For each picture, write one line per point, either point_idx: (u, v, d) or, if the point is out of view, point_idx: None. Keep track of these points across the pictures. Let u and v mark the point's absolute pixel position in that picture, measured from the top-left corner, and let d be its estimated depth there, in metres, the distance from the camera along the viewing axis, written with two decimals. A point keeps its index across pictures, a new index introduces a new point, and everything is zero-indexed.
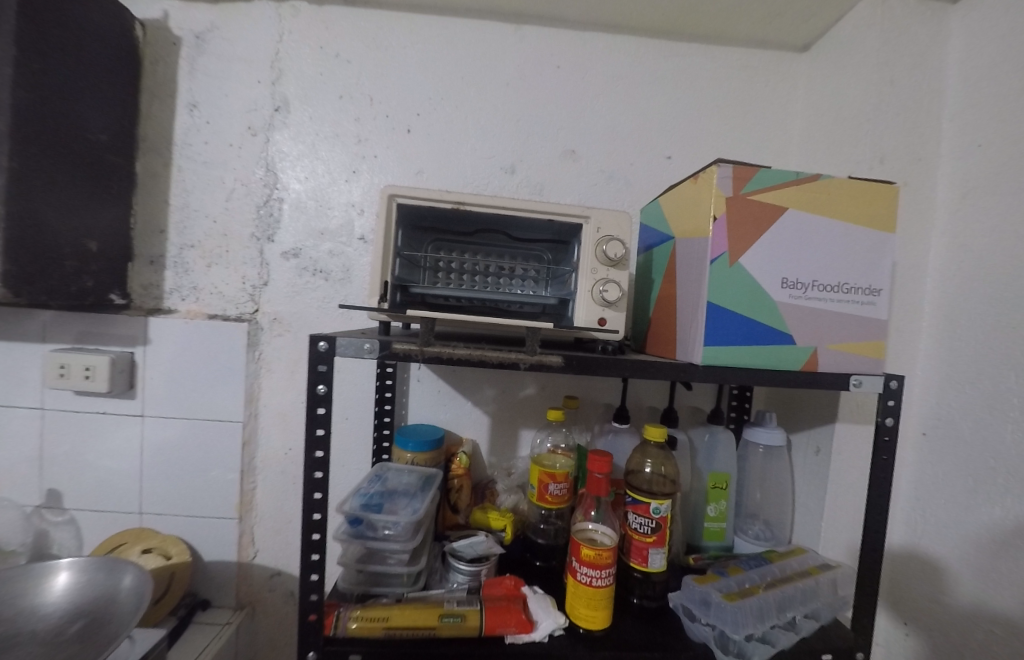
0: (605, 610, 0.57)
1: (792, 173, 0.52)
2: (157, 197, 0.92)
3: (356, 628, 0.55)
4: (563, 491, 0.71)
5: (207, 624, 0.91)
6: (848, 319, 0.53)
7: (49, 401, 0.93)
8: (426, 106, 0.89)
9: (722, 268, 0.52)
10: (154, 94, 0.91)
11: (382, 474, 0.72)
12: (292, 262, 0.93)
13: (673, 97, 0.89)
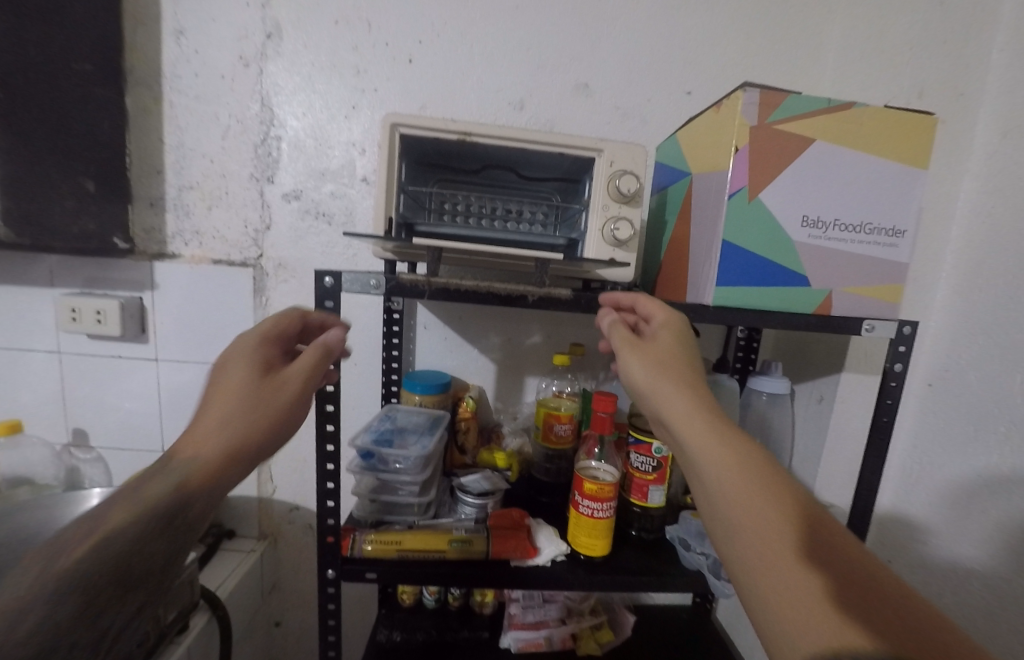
0: (604, 539, 0.60)
1: (823, 100, 0.48)
2: (149, 134, 0.88)
3: (372, 549, 0.59)
4: (567, 432, 0.73)
5: (234, 551, 0.98)
6: (868, 261, 0.52)
7: (65, 346, 0.95)
8: (428, 32, 0.83)
9: (741, 203, 0.50)
10: (138, 19, 0.84)
11: (391, 414, 0.75)
12: (293, 205, 0.90)
13: (699, 19, 0.81)
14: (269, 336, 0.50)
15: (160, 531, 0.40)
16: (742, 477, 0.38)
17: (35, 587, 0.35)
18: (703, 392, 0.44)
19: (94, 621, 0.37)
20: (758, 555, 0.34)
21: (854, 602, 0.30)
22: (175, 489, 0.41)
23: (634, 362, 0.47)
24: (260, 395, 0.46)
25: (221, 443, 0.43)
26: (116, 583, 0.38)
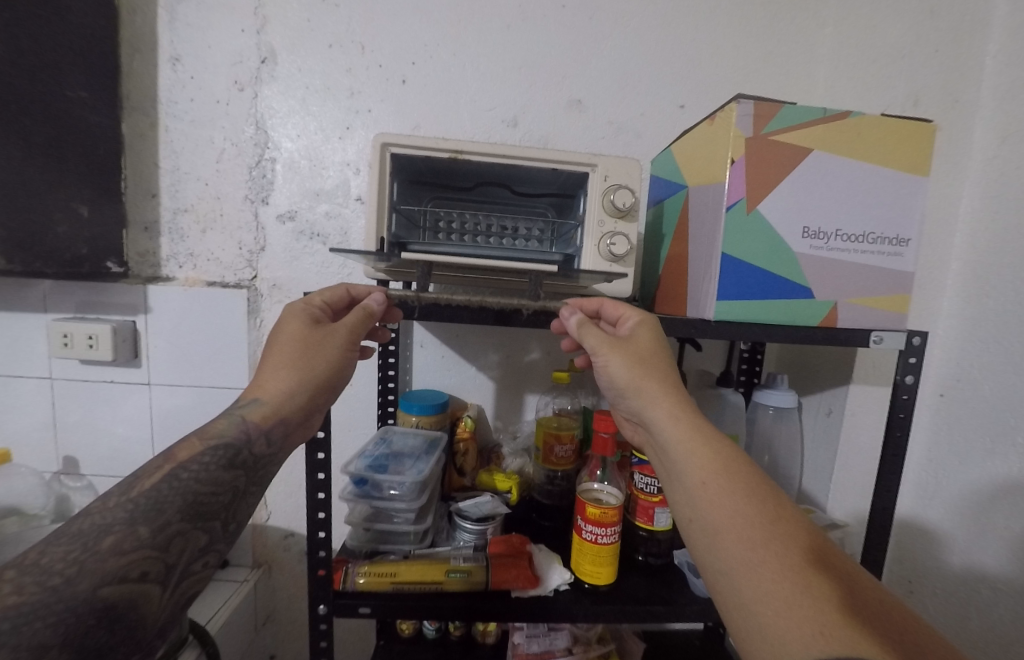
0: (610, 567, 0.57)
1: (818, 110, 0.48)
2: (145, 159, 0.88)
3: (365, 582, 0.57)
4: (568, 453, 0.71)
5: (227, 581, 0.95)
6: (872, 271, 0.50)
7: (56, 371, 0.93)
8: (422, 54, 0.83)
9: (739, 216, 0.49)
10: (135, 47, 0.85)
11: (387, 437, 0.72)
12: (288, 226, 0.90)
13: (690, 35, 0.82)
14: (324, 305, 0.55)
15: (227, 464, 0.44)
16: (724, 481, 0.40)
17: (118, 506, 0.38)
18: (680, 392, 0.46)
19: (166, 545, 0.38)
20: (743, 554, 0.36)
21: (826, 592, 0.33)
22: (243, 423, 0.46)
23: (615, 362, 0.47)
24: (312, 348, 0.51)
25: (282, 389, 0.50)
26: (186, 511, 0.40)
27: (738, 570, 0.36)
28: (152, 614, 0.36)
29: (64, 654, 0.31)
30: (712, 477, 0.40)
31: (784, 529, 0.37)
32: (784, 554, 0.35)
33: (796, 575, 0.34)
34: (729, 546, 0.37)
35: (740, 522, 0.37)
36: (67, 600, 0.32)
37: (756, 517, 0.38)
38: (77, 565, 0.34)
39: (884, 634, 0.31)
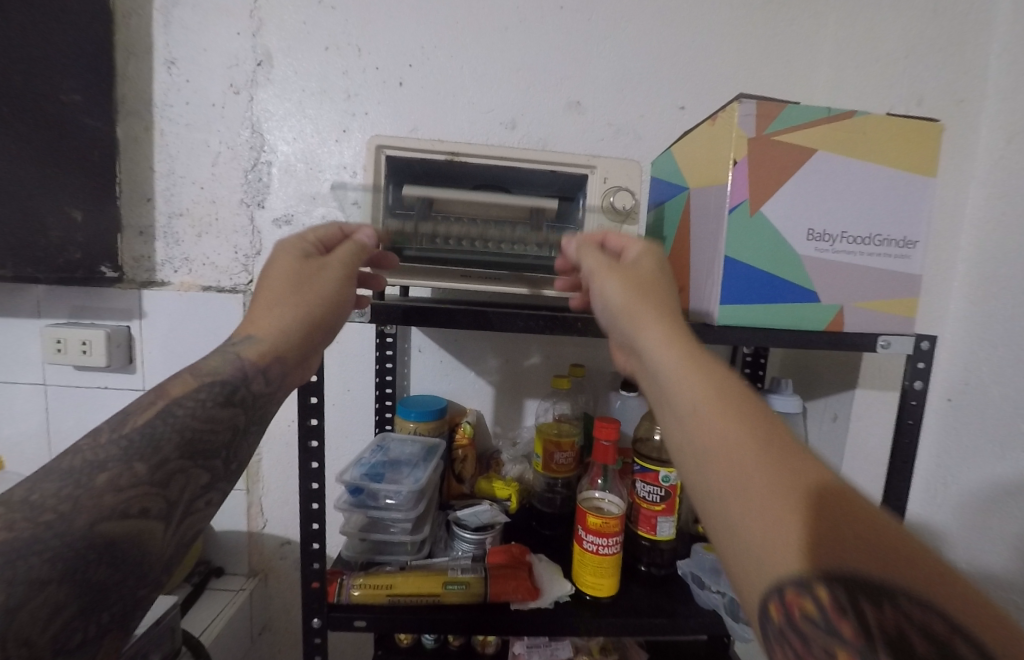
0: (611, 578, 0.56)
1: (822, 110, 0.47)
2: (139, 163, 0.87)
3: (360, 594, 0.55)
4: (568, 460, 0.70)
5: (222, 590, 0.93)
6: (879, 274, 0.49)
7: (50, 377, 0.92)
8: (419, 56, 0.82)
9: (742, 218, 0.48)
10: (129, 50, 0.83)
11: (384, 444, 0.71)
12: (284, 230, 0.88)
13: (690, 36, 0.81)
14: (317, 242, 0.52)
15: (223, 402, 0.41)
16: (713, 394, 0.32)
17: (111, 441, 0.35)
18: (679, 320, 0.39)
19: (165, 483, 0.35)
20: (726, 472, 0.28)
21: (832, 517, 0.24)
22: (239, 361, 0.43)
23: (611, 286, 0.44)
24: (304, 280, 0.47)
25: (277, 326, 0.46)
26: (183, 448, 0.37)
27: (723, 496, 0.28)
28: (155, 549, 0.34)
29: (64, 590, 0.28)
30: (700, 390, 0.32)
31: (786, 449, 0.28)
32: (781, 473, 0.27)
33: (792, 496, 0.25)
34: (711, 465, 0.29)
35: (726, 436, 0.29)
36: (63, 536, 0.29)
37: (748, 433, 0.29)
38: (72, 501, 0.31)
39: (906, 569, 0.22)
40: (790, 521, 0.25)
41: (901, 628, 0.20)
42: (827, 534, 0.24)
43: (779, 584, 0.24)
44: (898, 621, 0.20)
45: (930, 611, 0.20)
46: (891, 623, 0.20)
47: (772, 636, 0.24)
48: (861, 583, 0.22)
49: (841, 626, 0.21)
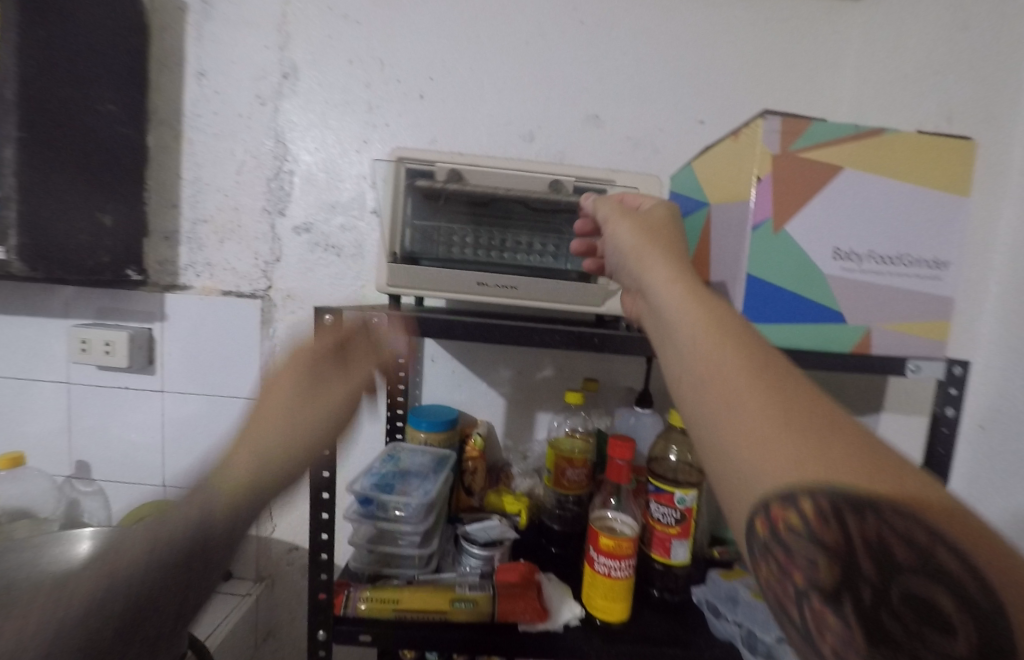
0: (623, 603, 0.54)
1: (850, 127, 0.46)
2: (168, 171, 0.90)
3: (367, 608, 0.54)
4: (580, 477, 0.68)
5: (229, 594, 0.93)
6: (909, 296, 0.48)
7: (74, 376, 0.94)
8: (440, 69, 0.84)
9: (765, 236, 0.47)
10: (163, 63, 0.87)
11: (394, 454, 0.71)
12: (303, 237, 0.90)
13: (711, 51, 0.81)
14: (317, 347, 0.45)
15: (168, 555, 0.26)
16: (710, 322, 0.30)
17: None
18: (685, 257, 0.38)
19: None
20: (719, 396, 0.27)
21: (824, 436, 0.24)
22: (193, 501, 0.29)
23: (621, 232, 0.43)
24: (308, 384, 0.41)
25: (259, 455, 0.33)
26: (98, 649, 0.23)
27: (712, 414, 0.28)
28: None
29: None
30: (699, 316, 0.31)
31: (780, 371, 0.27)
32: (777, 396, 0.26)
33: (786, 417, 0.25)
34: (704, 392, 0.28)
35: (721, 362, 0.28)
36: None
37: (747, 360, 0.28)
38: None
39: (888, 483, 0.22)
40: (776, 438, 0.25)
41: (882, 538, 0.21)
42: (819, 452, 0.24)
43: (768, 500, 0.24)
44: (880, 530, 0.22)
45: (910, 520, 0.21)
46: (870, 530, 0.22)
47: (756, 547, 0.26)
48: (846, 494, 0.22)
49: (826, 537, 0.23)
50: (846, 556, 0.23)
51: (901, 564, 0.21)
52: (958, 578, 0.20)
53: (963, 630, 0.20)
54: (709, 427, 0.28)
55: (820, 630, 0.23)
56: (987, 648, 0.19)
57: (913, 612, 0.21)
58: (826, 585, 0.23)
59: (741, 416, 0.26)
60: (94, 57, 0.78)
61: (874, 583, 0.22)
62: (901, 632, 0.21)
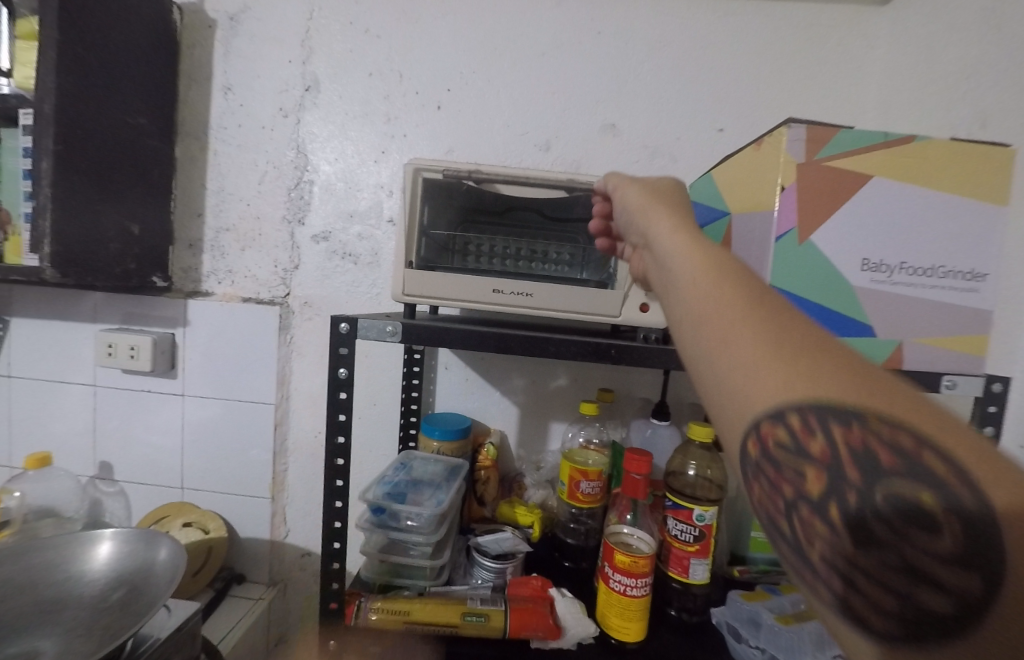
0: (639, 622, 0.53)
1: (879, 134, 0.45)
2: (194, 180, 0.92)
3: (377, 619, 0.54)
4: (596, 490, 0.66)
5: (242, 598, 0.93)
6: (944, 309, 0.46)
7: (100, 379, 0.96)
8: (457, 80, 0.84)
9: (789, 247, 0.45)
10: (191, 78, 0.91)
11: (407, 462, 0.70)
12: (322, 246, 0.91)
13: (731, 60, 0.80)
14: None
15: None
16: (708, 261, 0.30)
17: None
18: (690, 213, 0.38)
19: None
20: (710, 328, 0.27)
21: (814, 357, 0.24)
22: None
23: (632, 194, 0.44)
24: None
25: None
26: None
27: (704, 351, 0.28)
28: None
29: None
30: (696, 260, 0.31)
31: (776, 301, 0.27)
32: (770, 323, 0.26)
33: (775, 340, 0.25)
34: (698, 324, 0.28)
35: (716, 296, 0.28)
36: None
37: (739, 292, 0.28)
38: None
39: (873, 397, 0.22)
40: (764, 364, 0.24)
41: (866, 443, 0.21)
42: (807, 370, 0.23)
43: (756, 420, 0.24)
44: (863, 436, 0.21)
45: (897, 425, 0.20)
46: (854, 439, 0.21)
47: (748, 468, 0.26)
48: (830, 406, 0.22)
49: (810, 448, 0.22)
50: (832, 465, 0.22)
51: (886, 468, 0.20)
52: (944, 477, 0.19)
53: (952, 529, 0.18)
54: (702, 358, 0.28)
55: (807, 540, 0.22)
56: (978, 548, 0.18)
57: (898, 515, 0.19)
58: (813, 495, 0.22)
59: (732, 341, 0.26)
60: (127, 72, 0.81)
61: (860, 488, 0.21)
62: (887, 533, 0.20)
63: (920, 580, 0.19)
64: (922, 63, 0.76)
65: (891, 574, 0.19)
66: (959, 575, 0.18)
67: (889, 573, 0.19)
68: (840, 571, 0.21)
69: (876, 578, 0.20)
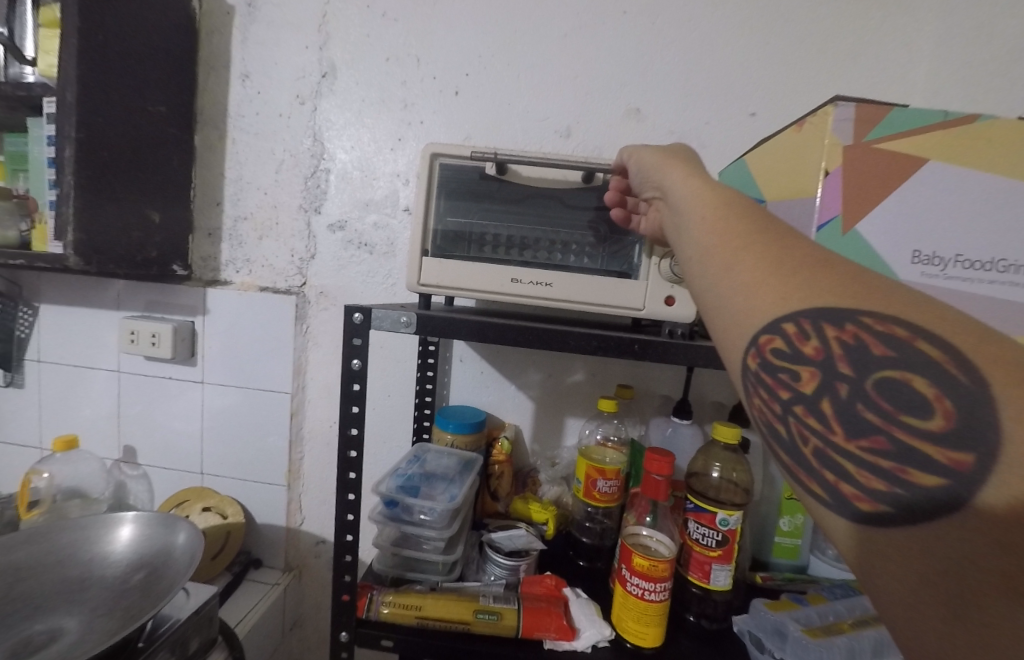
0: (657, 627, 0.51)
1: (938, 113, 0.41)
2: (213, 169, 0.92)
3: (389, 613, 0.54)
4: (613, 489, 0.64)
5: (259, 583, 0.95)
6: (1010, 306, 0.42)
7: (124, 365, 0.98)
8: (477, 64, 0.82)
9: (830, 236, 0.44)
10: (209, 65, 0.90)
11: (421, 455, 0.69)
12: (338, 235, 0.90)
13: (766, 40, 0.75)
14: None
15: None
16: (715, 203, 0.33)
17: None
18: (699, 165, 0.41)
19: None
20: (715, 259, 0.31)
21: (811, 276, 0.27)
22: None
23: (645, 155, 0.46)
24: None
25: None
26: None
27: (712, 281, 0.31)
28: None
29: None
30: (703, 204, 0.34)
31: (777, 231, 0.30)
32: (770, 250, 0.29)
33: (774, 264, 0.28)
34: (705, 257, 0.32)
35: (720, 231, 0.32)
36: None
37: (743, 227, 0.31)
38: None
39: (865, 299, 0.25)
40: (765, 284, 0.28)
41: (858, 339, 0.24)
42: (804, 285, 0.27)
43: (757, 336, 0.28)
44: (855, 333, 0.24)
45: (888, 322, 0.24)
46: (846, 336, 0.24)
47: (749, 384, 0.29)
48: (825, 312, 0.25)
49: (805, 351, 0.25)
50: (827, 365, 0.25)
51: (876, 358, 0.23)
52: (936, 362, 0.21)
53: (943, 407, 0.21)
54: (709, 287, 0.31)
55: (802, 437, 0.25)
56: (968, 422, 0.20)
57: (890, 401, 0.22)
58: (808, 393, 0.25)
59: (735, 268, 0.29)
60: (147, 60, 0.81)
61: (852, 381, 0.24)
62: (879, 417, 0.23)
63: (911, 458, 0.21)
64: (973, 43, 0.71)
65: (881, 455, 0.22)
66: (950, 448, 0.20)
67: (879, 456, 0.22)
68: (834, 461, 0.23)
69: (867, 459, 0.22)
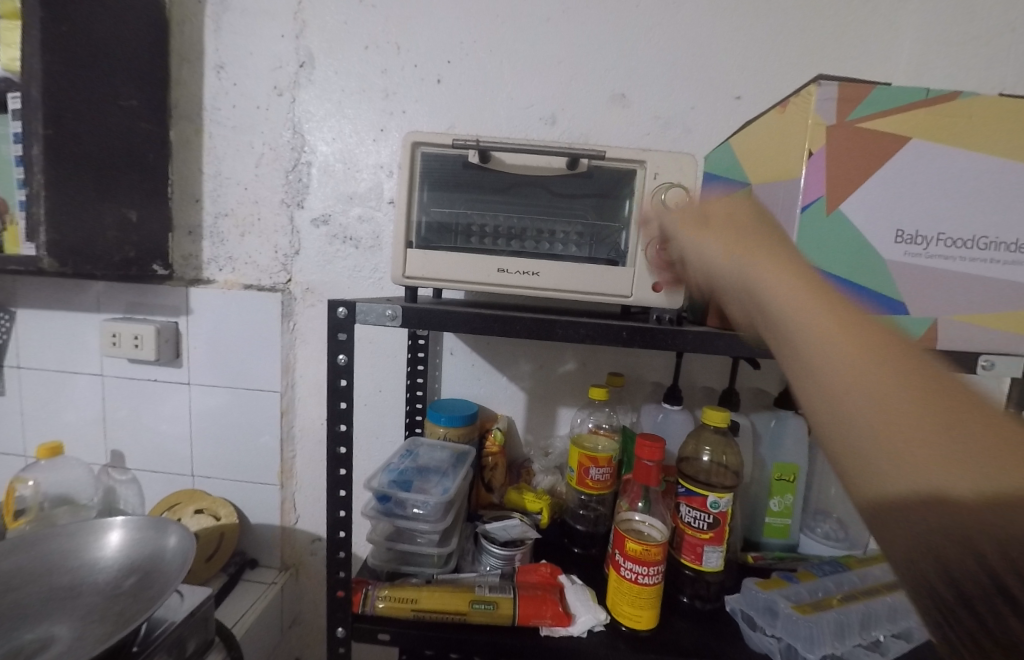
0: (650, 610, 0.52)
1: (921, 91, 0.41)
2: (190, 165, 0.90)
3: (385, 607, 0.54)
4: (605, 476, 0.65)
5: (255, 582, 0.94)
6: (987, 283, 0.44)
7: (107, 369, 0.96)
8: (458, 51, 0.80)
9: (816, 217, 0.44)
10: (182, 57, 0.87)
11: (413, 450, 0.69)
12: (322, 229, 0.89)
13: (749, 22, 0.75)
14: None
15: None
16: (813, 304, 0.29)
17: None
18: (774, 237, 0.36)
19: None
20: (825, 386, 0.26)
21: (953, 423, 0.22)
22: None
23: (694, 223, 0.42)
24: None
25: None
26: None
27: (828, 413, 0.26)
28: None
29: None
30: (798, 303, 0.29)
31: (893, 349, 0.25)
32: (929, 385, 0.24)
33: (909, 409, 0.23)
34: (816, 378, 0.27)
35: (828, 341, 0.27)
36: None
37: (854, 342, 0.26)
38: None
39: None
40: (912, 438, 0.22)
41: None
42: (956, 444, 0.21)
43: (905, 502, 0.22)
44: None
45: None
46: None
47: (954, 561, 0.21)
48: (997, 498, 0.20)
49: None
50: None
51: None
52: None
53: None
54: (825, 419, 0.26)
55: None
56: None
57: None
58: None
59: (868, 409, 0.24)
60: (117, 52, 0.78)
61: None
62: None
63: None
64: (953, 22, 0.72)
65: None
66: None
67: None
68: None
69: None
